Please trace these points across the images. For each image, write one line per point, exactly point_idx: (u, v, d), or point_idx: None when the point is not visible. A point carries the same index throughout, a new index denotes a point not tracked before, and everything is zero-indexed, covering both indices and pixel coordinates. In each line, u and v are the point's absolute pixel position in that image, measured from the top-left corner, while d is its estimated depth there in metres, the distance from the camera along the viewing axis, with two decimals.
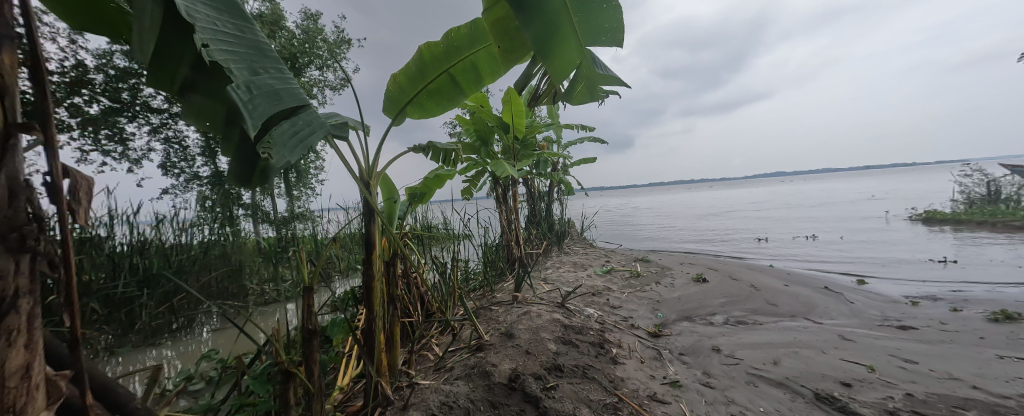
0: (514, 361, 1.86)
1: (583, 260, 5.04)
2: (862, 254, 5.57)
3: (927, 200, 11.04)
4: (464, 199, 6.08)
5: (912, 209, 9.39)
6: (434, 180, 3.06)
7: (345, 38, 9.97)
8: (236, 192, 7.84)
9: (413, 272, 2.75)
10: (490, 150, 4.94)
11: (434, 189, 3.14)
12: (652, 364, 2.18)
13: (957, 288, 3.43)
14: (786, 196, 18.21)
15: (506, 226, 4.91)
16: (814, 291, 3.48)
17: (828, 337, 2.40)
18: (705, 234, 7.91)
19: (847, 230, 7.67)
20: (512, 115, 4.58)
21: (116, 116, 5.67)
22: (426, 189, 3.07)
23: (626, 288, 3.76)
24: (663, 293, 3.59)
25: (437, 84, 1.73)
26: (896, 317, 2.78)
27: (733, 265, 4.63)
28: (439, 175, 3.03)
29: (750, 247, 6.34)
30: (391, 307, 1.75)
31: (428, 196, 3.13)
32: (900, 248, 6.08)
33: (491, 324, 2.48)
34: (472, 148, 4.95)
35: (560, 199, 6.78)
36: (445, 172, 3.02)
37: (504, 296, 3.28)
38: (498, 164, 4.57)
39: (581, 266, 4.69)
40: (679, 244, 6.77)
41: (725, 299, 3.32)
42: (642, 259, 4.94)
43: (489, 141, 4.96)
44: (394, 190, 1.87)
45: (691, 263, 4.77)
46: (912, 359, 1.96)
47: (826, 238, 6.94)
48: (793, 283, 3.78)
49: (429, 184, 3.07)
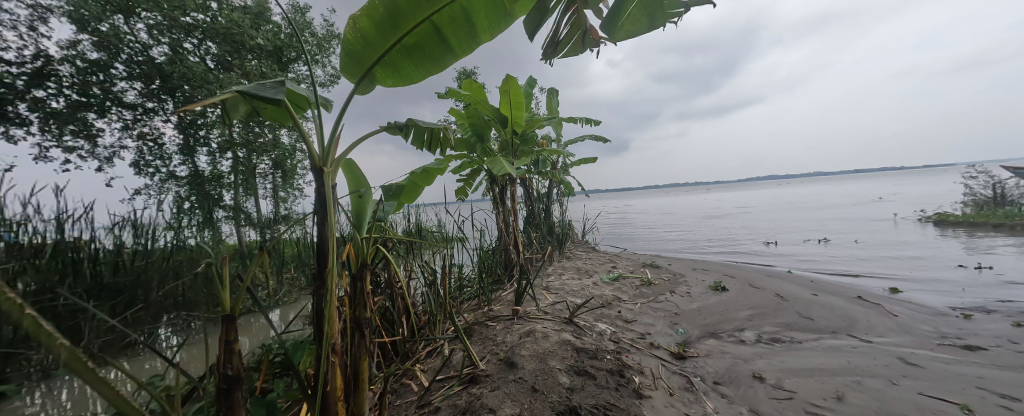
0: (517, 403, 1.47)
1: (587, 266, 4.64)
2: (882, 258, 5.24)
3: (933, 202, 10.83)
4: (458, 200, 5.68)
5: (921, 211, 9.13)
6: (424, 177, 2.66)
7: (336, 34, 9.58)
8: (216, 193, 7.38)
9: (396, 283, 2.35)
10: (486, 146, 4.56)
11: (422, 186, 2.75)
12: (685, 398, 1.77)
13: (1005, 299, 3.09)
14: (785, 199, 18.02)
15: (503, 230, 4.50)
16: (847, 302, 3.13)
17: (889, 361, 2.03)
18: (710, 237, 7.59)
19: (858, 234, 7.36)
20: (509, 106, 4.22)
21: (84, 111, 5.21)
22: (412, 186, 2.68)
23: (637, 298, 3.37)
24: (680, 304, 3.21)
25: (415, 38, 1.58)
26: (953, 333, 2.43)
27: (749, 272, 4.28)
28: (429, 171, 2.63)
29: (761, 251, 6.02)
30: (356, 336, 1.32)
31: (415, 192, 2.73)
32: (919, 251, 5.79)
33: (487, 346, 2.07)
34: (467, 144, 4.61)
35: (560, 201, 6.41)
36: (436, 168, 2.63)
37: (502, 309, 2.88)
38: (495, 162, 4.19)
39: (586, 272, 4.29)
40: (686, 248, 6.42)
41: (751, 311, 2.95)
42: (651, 265, 4.56)
43: (485, 136, 4.56)
44: (361, 181, 1.45)
45: (705, 269, 4.41)
46: (1012, 397, 1.58)
47: (838, 241, 6.63)
48: (822, 292, 3.42)
49: (418, 180, 2.67)
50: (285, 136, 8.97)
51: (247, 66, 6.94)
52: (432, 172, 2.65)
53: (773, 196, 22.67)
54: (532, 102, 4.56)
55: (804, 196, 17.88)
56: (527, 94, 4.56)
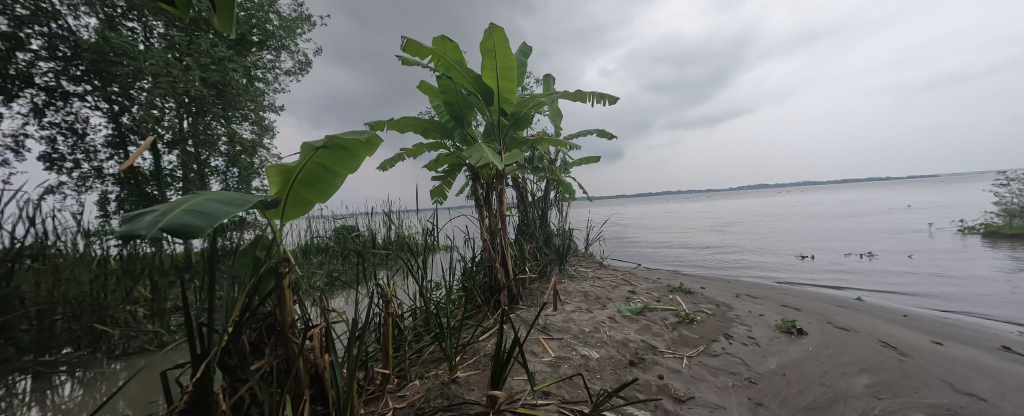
0: None
1: (597, 290, 3.55)
2: (958, 277, 4.23)
3: (963, 211, 9.93)
4: (434, 202, 4.60)
5: (959, 222, 8.19)
6: (337, 159, 1.59)
7: (305, 16, 8.56)
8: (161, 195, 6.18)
9: (290, 335, 1.59)
10: (467, 132, 3.51)
11: (340, 175, 1.66)
12: None
13: None
14: (792, 207, 17.08)
15: (486, 241, 3.41)
16: (1001, 360, 2.08)
17: None
18: (730, 250, 6.58)
19: (898, 247, 6.42)
20: (494, 73, 3.18)
21: None
22: (325, 176, 1.63)
23: (677, 348, 2.27)
24: (745, 359, 2.11)
25: None
26: None
27: (813, 302, 3.24)
28: (352, 150, 1.58)
29: (800, 268, 5.01)
30: None
31: (326, 186, 1.64)
32: (992, 269, 4.81)
33: None
34: (442, 129, 3.61)
35: (558, 204, 5.36)
36: (364, 146, 1.59)
37: (477, 380, 1.78)
38: (474, 149, 3.16)
39: (595, 300, 3.22)
40: (708, 264, 5.40)
41: (870, 381, 1.86)
42: (680, 290, 3.50)
43: (467, 121, 3.48)
44: None
45: (751, 296, 3.36)
46: None
47: (884, 256, 5.64)
48: (944, 340, 2.38)
49: (337, 168, 1.62)
50: (245, 129, 7.89)
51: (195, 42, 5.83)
52: (359, 155, 1.62)
53: (775, 205, 21.84)
54: (525, 74, 3.50)
55: (812, 205, 16.95)
56: (520, 64, 3.49)
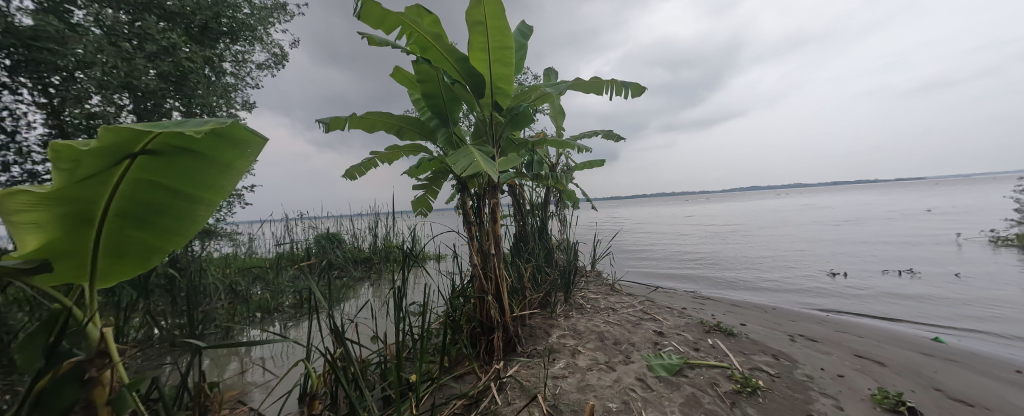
0: None
1: (614, 329, 2.84)
2: None
3: (983, 217, 9.45)
4: (416, 215, 3.87)
5: (988, 232, 7.66)
6: (180, 173, 0.95)
7: (281, 5, 7.75)
8: None
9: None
10: (451, 133, 2.77)
11: (196, 202, 1.01)
12: None
13: None
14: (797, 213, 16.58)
15: (477, 268, 2.68)
16: None
17: None
18: (751, 268, 5.93)
19: (933, 262, 5.84)
20: (485, 55, 2.50)
21: None
22: (171, 205, 0.98)
23: None
24: None
25: None
26: None
27: (890, 348, 2.58)
28: (214, 157, 0.96)
29: (842, 293, 4.38)
30: None
31: (172, 219, 0.99)
32: None
33: None
34: (421, 127, 2.88)
35: (559, 215, 4.67)
36: (233, 148, 0.97)
37: None
38: (460, 154, 2.43)
39: (616, 348, 2.51)
40: (734, 289, 4.73)
41: None
42: (719, 329, 2.81)
43: (452, 118, 2.74)
44: None
45: (807, 339, 2.69)
46: None
47: (928, 275, 5.02)
48: None
49: (191, 189, 0.98)
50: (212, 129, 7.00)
51: (150, 26, 4.91)
52: (228, 165, 0.99)
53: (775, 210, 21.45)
54: (525, 58, 2.79)
55: (817, 211, 16.47)
56: (519, 46, 2.78)
